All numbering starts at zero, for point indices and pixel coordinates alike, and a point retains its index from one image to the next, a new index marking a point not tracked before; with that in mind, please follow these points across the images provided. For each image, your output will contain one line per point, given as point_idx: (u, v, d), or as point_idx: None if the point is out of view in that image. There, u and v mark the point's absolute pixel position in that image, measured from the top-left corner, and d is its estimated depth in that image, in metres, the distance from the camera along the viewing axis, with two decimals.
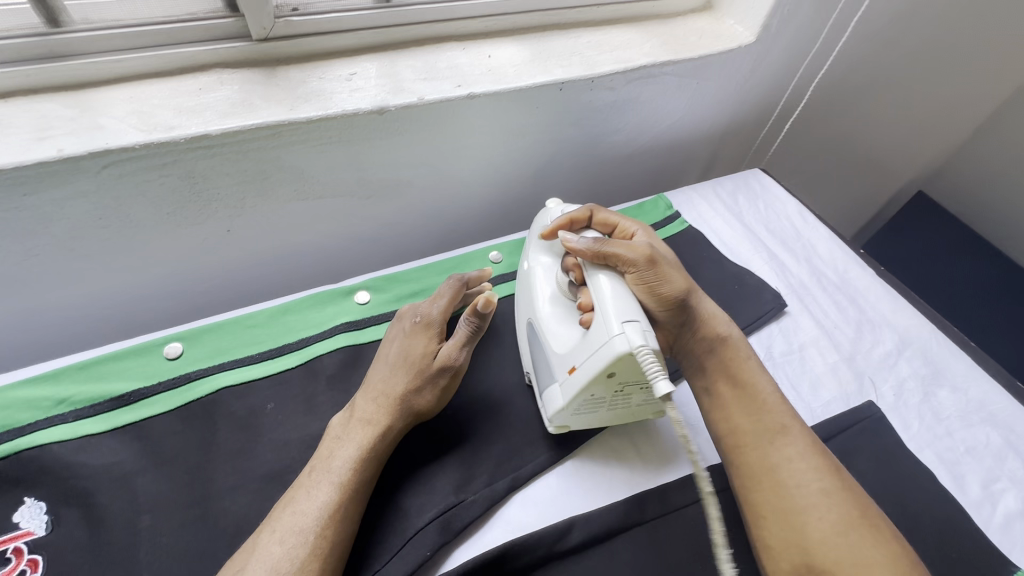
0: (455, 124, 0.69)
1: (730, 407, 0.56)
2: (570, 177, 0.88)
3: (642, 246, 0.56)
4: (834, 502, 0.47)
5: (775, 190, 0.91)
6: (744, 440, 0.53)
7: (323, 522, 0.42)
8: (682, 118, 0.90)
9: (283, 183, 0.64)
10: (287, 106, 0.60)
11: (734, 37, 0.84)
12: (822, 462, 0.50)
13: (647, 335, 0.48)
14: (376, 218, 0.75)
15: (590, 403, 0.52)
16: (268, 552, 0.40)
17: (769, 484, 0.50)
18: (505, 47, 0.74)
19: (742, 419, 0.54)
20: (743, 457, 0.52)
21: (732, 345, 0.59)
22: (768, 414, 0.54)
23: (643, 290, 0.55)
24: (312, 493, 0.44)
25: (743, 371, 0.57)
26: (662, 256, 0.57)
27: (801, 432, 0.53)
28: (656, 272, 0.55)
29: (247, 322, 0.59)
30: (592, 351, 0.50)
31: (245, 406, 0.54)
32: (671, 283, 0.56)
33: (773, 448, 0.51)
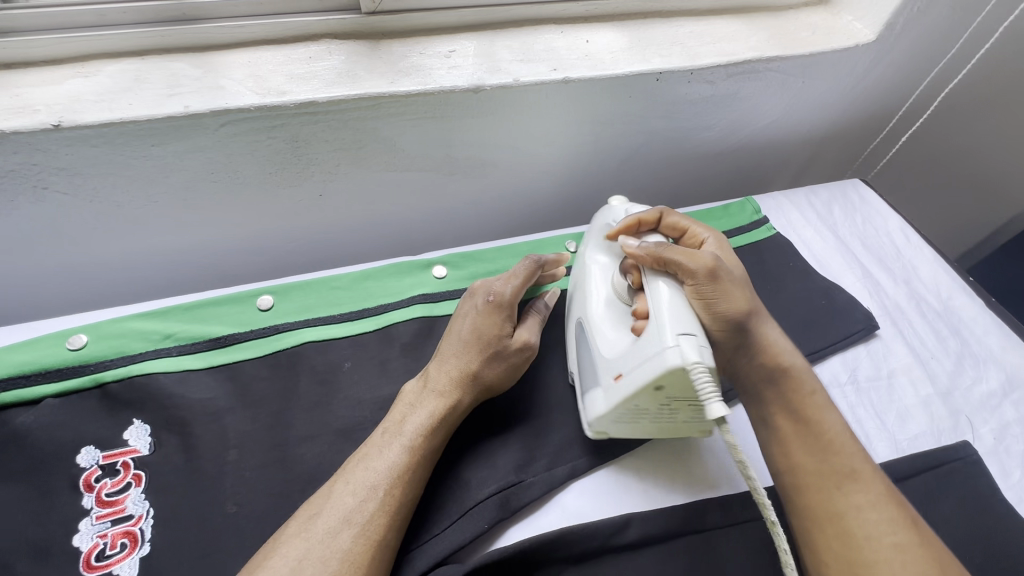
0: (546, 107, 0.69)
1: (790, 441, 0.51)
2: (653, 171, 0.86)
3: (706, 257, 0.51)
4: (909, 560, 0.44)
5: (876, 204, 0.84)
6: (805, 479, 0.50)
7: (394, 481, 0.44)
8: (780, 118, 0.85)
9: (376, 154, 0.67)
10: (389, 79, 0.62)
11: (851, 35, 0.78)
12: (898, 513, 0.46)
13: (703, 351, 0.45)
14: (456, 196, 0.76)
15: (631, 412, 0.50)
16: (343, 501, 0.43)
17: (834, 527, 0.47)
18: (604, 32, 0.72)
19: (805, 456, 0.50)
20: (808, 499, 0.49)
21: (796, 377, 0.53)
22: (840, 456, 0.49)
23: (700, 304, 0.50)
24: (384, 452, 0.46)
25: (811, 407, 0.52)
26: (725, 272, 0.52)
27: (874, 477, 0.49)
28: (717, 287, 0.51)
29: (332, 283, 0.62)
30: (642, 360, 0.47)
31: (325, 362, 0.57)
32: (733, 299, 0.51)
33: (842, 493, 0.48)
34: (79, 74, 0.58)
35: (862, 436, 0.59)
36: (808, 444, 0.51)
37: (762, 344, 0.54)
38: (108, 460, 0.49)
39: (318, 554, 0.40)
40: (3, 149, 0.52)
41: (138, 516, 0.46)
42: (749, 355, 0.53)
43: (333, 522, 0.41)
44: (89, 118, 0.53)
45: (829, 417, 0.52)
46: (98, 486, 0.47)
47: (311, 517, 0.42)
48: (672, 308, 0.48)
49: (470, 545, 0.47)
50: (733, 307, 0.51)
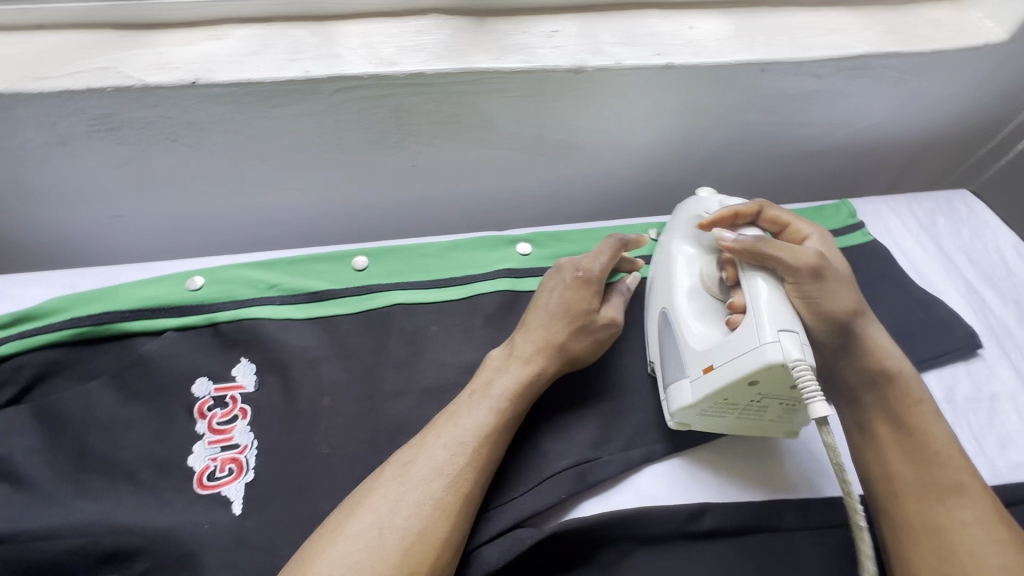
0: (644, 92, 0.68)
1: (889, 450, 0.51)
2: (742, 166, 0.83)
3: (810, 255, 0.50)
4: None
5: (986, 217, 0.78)
6: (903, 491, 0.49)
7: (482, 439, 0.46)
8: (887, 119, 0.80)
9: (472, 129, 0.68)
10: (494, 55, 0.63)
11: (979, 33, 0.72)
12: (1001, 529, 0.46)
13: (804, 349, 0.45)
14: (541, 177, 0.77)
15: (718, 407, 0.49)
16: (434, 452, 0.45)
17: (936, 541, 0.46)
18: (709, 19, 0.71)
19: (905, 467, 0.50)
20: (904, 508, 0.49)
21: (899, 383, 0.53)
22: (941, 468, 0.49)
23: (808, 304, 0.50)
24: (474, 411, 0.48)
25: (915, 416, 0.51)
26: (832, 272, 0.51)
27: (979, 493, 0.48)
28: (822, 287, 0.50)
29: (422, 251, 0.65)
30: (737, 354, 0.46)
31: (413, 324, 0.59)
32: (836, 298, 0.51)
33: (940, 507, 0.47)
34: (213, 37, 0.62)
35: None
36: (910, 453, 0.50)
37: (864, 348, 0.53)
38: (218, 392, 0.53)
39: (411, 499, 0.42)
40: (146, 102, 0.58)
41: (243, 446, 0.50)
42: (852, 356, 0.53)
43: (425, 470, 0.44)
44: (222, 78, 0.58)
45: (935, 430, 0.51)
46: (210, 415, 0.52)
47: (404, 464, 0.44)
48: (776, 304, 0.47)
49: (545, 513, 0.48)
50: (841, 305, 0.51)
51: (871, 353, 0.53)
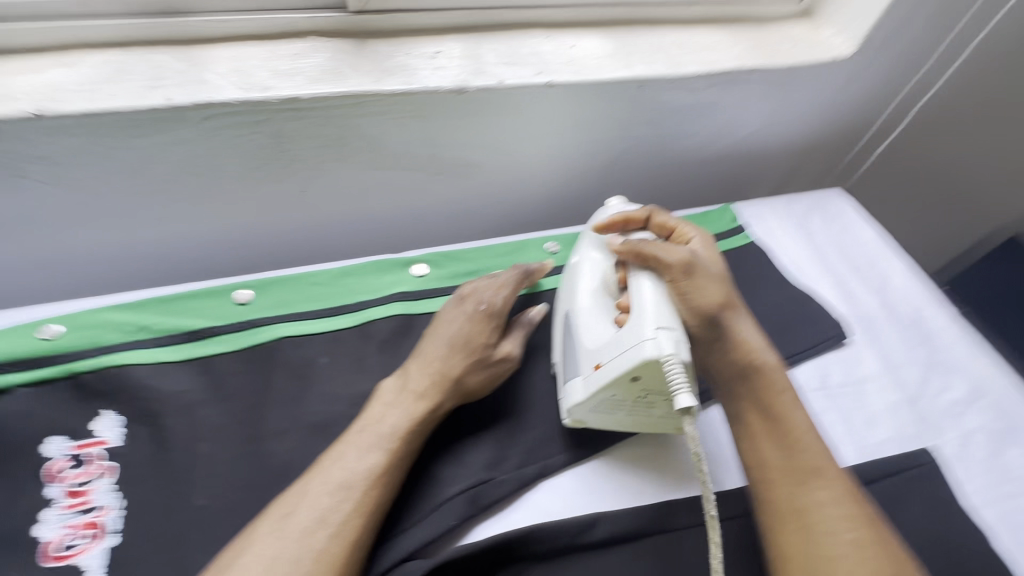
0: (530, 110, 0.69)
1: (760, 437, 0.52)
2: (636, 176, 0.87)
3: (683, 253, 0.54)
4: (868, 559, 0.44)
5: (853, 214, 0.86)
6: (774, 475, 0.50)
7: (369, 480, 0.45)
8: (763, 127, 0.86)
9: (360, 152, 0.67)
10: (374, 78, 0.62)
11: (831, 48, 0.80)
12: (856, 511, 0.47)
13: (679, 345, 0.47)
14: (440, 196, 0.77)
15: (610, 403, 0.51)
16: (315, 499, 0.43)
17: (800, 522, 0.47)
18: (590, 38, 0.73)
19: (773, 451, 0.51)
20: (772, 491, 0.49)
21: (768, 375, 0.53)
22: (802, 453, 0.50)
23: (677, 301, 0.52)
24: (360, 450, 0.47)
25: (780, 404, 0.53)
26: (700, 269, 0.54)
27: (836, 475, 0.49)
28: (689, 283, 0.53)
29: (312, 279, 0.63)
30: (622, 351, 0.49)
31: (301, 357, 0.57)
32: (702, 294, 0.53)
33: (804, 490, 0.48)
34: (62, 64, 0.57)
35: (829, 441, 0.61)
36: (778, 437, 0.51)
37: (735, 341, 0.54)
38: (77, 451, 0.49)
39: (288, 555, 0.41)
40: None
41: (106, 507, 0.46)
42: (722, 348, 0.53)
43: (306, 520, 0.42)
44: (70, 108, 0.53)
45: (797, 413, 0.52)
46: (67, 476, 0.47)
47: (284, 515, 0.43)
48: (654, 302, 0.50)
49: (438, 542, 0.48)
50: (707, 299, 0.53)
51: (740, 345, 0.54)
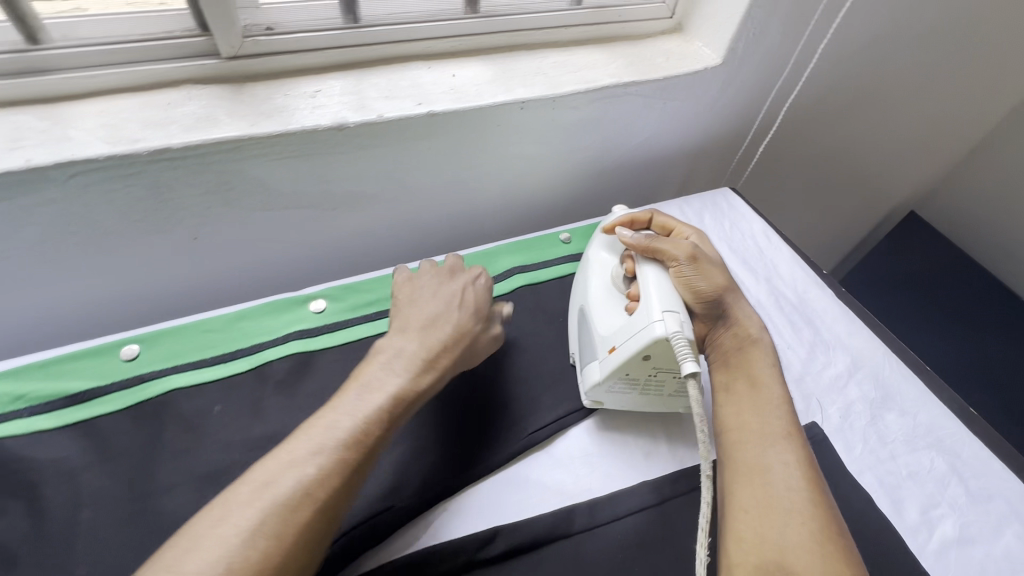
0: (417, 139, 0.71)
1: (741, 402, 0.58)
2: (539, 192, 0.91)
3: (687, 245, 0.64)
4: (818, 513, 0.48)
5: (741, 209, 0.92)
6: (744, 437, 0.55)
7: (353, 450, 0.46)
8: (652, 136, 0.92)
9: (248, 194, 0.67)
10: (250, 121, 0.63)
11: (701, 59, 0.86)
12: (813, 476, 0.51)
13: (683, 325, 0.56)
14: (341, 229, 0.78)
15: (625, 380, 0.59)
16: (298, 462, 0.44)
17: (758, 478, 0.51)
18: (470, 67, 0.77)
19: (750, 418, 0.56)
20: (741, 450, 0.54)
21: (759, 349, 0.62)
22: (775, 419, 0.55)
23: (690, 281, 0.63)
24: (355, 413, 0.48)
25: (759, 375, 0.60)
26: (704, 258, 0.64)
27: (803, 447, 0.53)
28: (696, 268, 0.63)
29: (204, 326, 0.62)
30: (633, 333, 0.57)
31: (193, 407, 0.56)
32: (713, 275, 0.64)
33: (770, 450, 0.52)
34: None
35: None
36: (751, 404, 0.57)
37: (739, 319, 0.64)
38: None
39: (256, 523, 0.40)
40: None
41: None
42: (728, 323, 0.63)
43: (280, 486, 0.42)
44: None
45: (771, 391, 0.58)
46: None
47: (261, 483, 0.42)
48: (659, 289, 0.60)
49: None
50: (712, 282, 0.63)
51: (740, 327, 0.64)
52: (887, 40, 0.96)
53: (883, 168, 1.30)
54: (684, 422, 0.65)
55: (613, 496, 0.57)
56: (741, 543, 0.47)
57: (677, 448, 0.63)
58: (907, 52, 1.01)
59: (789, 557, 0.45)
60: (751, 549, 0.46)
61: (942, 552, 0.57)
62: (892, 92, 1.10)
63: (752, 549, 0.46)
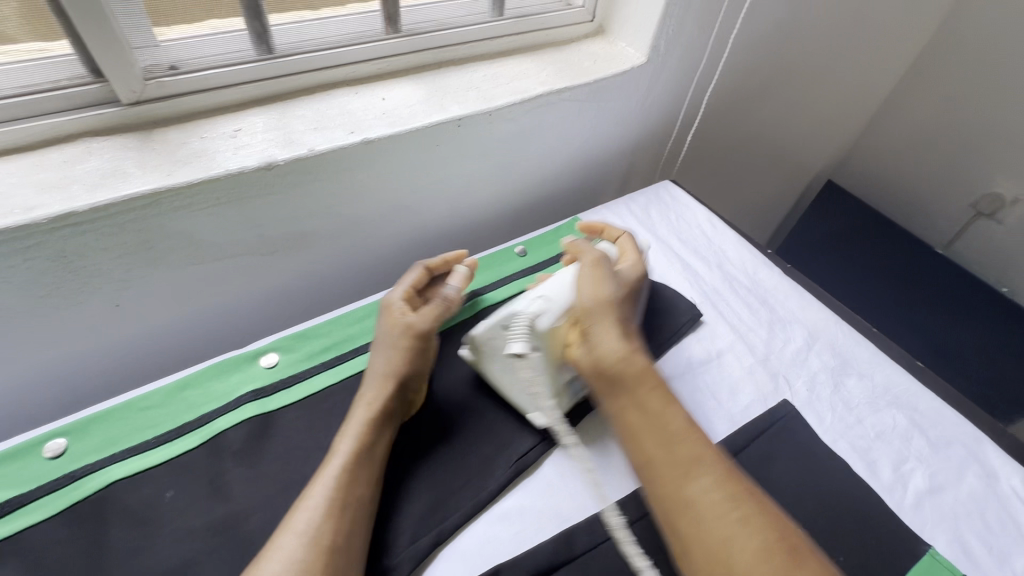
0: (354, 169, 0.68)
1: (642, 433, 0.53)
2: (486, 208, 0.89)
3: (601, 254, 0.65)
4: (754, 528, 0.45)
5: (685, 200, 0.94)
6: (659, 474, 0.51)
7: (336, 488, 0.48)
8: (590, 139, 0.92)
9: (172, 250, 0.61)
10: (166, 171, 0.57)
11: (626, 59, 0.87)
12: (735, 490, 0.48)
13: (545, 311, 0.60)
14: (284, 273, 0.73)
15: (488, 352, 0.62)
16: (304, 518, 0.46)
17: (688, 516, 0.47)
18: (399, 88, 0.74)
19: (655, 449, 0.52)
20: (664, 490, 0.50)
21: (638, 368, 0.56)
22: (682, 444, 0.51)
23: (580, 287, 0.61)
24: (333, 466, 0.50)
25: (653, 399, 0.54)
26: (608, 270, 0.62)
27: (717, 461, 0.50)
28: (591, 273, 0.62)
29: (140, 404, 0.56)
30: (507, 308, 0.62)
31: (141, 498, 0.50)
32: (603, 287, 0.60)
33: (688, 480, 0.49)
34: None
35: (701, 421, 0.65)
36: (652, 434, 0.52)
37: (606, 342, 0.57)
38: None
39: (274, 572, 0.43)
40: None
41: None
42: (598, 344, 0.57)
43: (290, 546, 0.45)
44: None
45: (671, 411, 0.54)
46: None
47: (269, 548, 0.45)
48: (558, 283, 0.63)
49: None
50: (597, 295, 0.59)
51: (605, 349, 0.56)
52: (790, 25, 1.02)
53: (799, 144, 1.39)
54: None
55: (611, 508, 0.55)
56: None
57: None
58: (808, 34, 1.08)
59: None
60: None
61: (918, 504, 0.60)
62: (800, 73, 1.17)
63: None
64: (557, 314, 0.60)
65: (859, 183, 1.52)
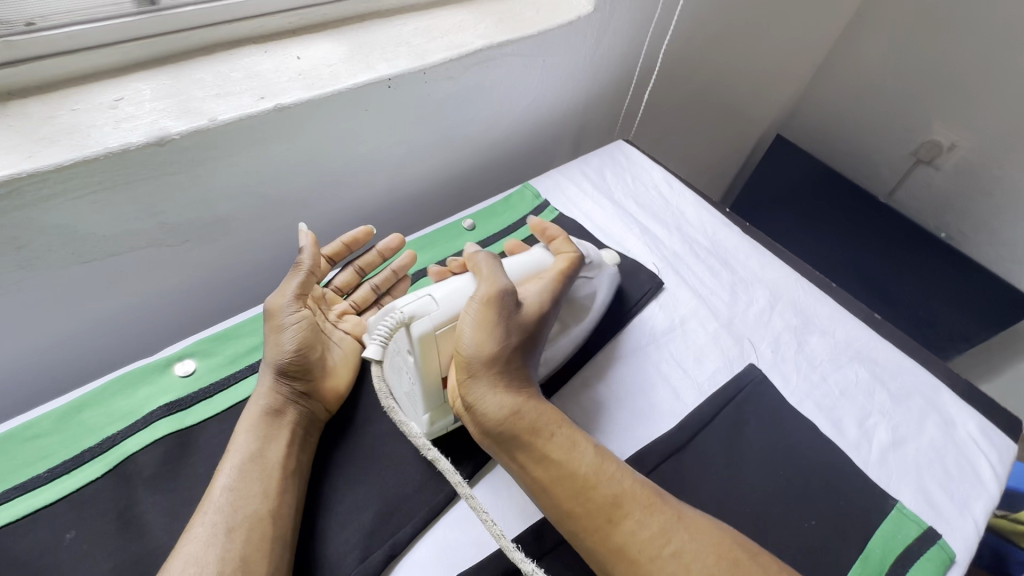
0: (268, 142, 0.59)
1: (550, 488, 0.46)
2: (430, 179, 0.82)
3: (498, 284, 0.52)
4: (691, 559, 0.43)
5: (640, 160, 0.89)
6: (581, 530, 0.45)
7: (225, 510, 0.44)
8: (537, 98, 0.85)
9: (51, 248, 0.51)
10: (27, 152, 0.47)
11: (572, 8, 0.80)
12: (665, 522, 0.44)
13: (418, 307, 0.51)
14: (199, 264, 0.64)
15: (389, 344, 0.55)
16: (186, 552, 0.41)
17: (622, 565, 0.43)
18: (317, 45, 0.65)
19: (570, 504, 0.45)
20: (588, 543, 0.45)
21: (543, 411, 0.49)
22: (597, 490, 0.45)
23: (463, 331, 0.50)
24: (218, 486, 0.45)
25: (556, 448, 0.47)
26: (506, 307, 0.50)
27: (632, 489, 0.46)
28: (480, 314, 0.50)
29: (26, 433, 0.47)
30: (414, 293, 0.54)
31: (33, 544, 0.43)
32: (489, 337, 0.49)
33: (617, 525, 0.44)
34: None
35: (668, 393, 0.62)
36: (565, 487, 0.45)
37: (505, 395, 0.48)
38: None
39: None
40: None
41: None
42: (489, 395, 0.48)
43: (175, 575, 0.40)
44: None
45: (579, 453, 0.47)
46: None
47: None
48: (452, 289, 0.53)
49: None
50: (482, 345, 0.49)
51: (488, 411, 0.48)
52: None
53: (750, 99, 1.36)
54: (633, 393, 0.62)
55: None
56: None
57: (628, 427, 0.59)
58: None
59: None
60: None
61: (883, 459, 0.60)
62: (750, 22, 1.13)
63: None
64: (427, 317, 0.51)
65: (806, 135, 1.52)
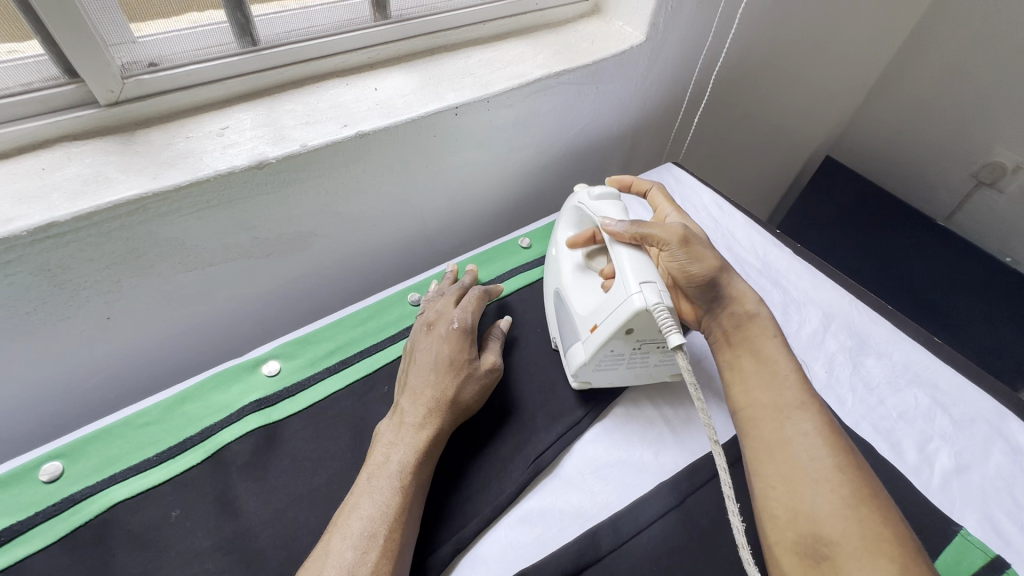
0: (347, 165, 0.65)
1: (751, 378, 0.54)
2: (487, 198, 0.86)
3: (677, 227, 0.58)
4: (845, 477, 0.45)
5: (689, 182, 0.92)
6: (759, 416, 0.51)
7: (392, 521, 0.45)
8: (590, 122, 0.89)
9: (161, 258, 0.58)
10: (151, 174, 0.54)
11: (624, 38, 0.84)
12: (835, 443, 0.47)
13: (663, 294, 0.52)
14: (281, 275, 0.70)
15: (612, 358, 0.56)
16: (352, 549, 0.43)
17: (778, 456, 0.48)
18: (392, 78, 0.71)
19: (762, 391, 0.52)
20: (760, 429, 0.50)
21: (761, 321, 0.57)
22: (788, 390, 0.51)
23: (692, 267, 0.58)
24: (384, 486, 0.47)
25: (760, 345, 0.55)
26: (696, 236, 0.58)
27: (823, 411, 0.49)
28: (688, 251, 0.57)
29: (138, 421, 0.53)
30: (613, 310, 0.53)
31: (144, 520, 0.48)
32: (706, 256, 0.58)
33: (787, 419, 0.49)
34: None
35: (721, 406, 0.63)
36: (763, 377, 0.53)
37: (738, 292, 0.59)
38: None
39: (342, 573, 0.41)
40: None
41: None
42: (731, 298, 0.58)
43: (352, 557, 0.42)
44: None
45: (784, 360, 0.54)
46: None
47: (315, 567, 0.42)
48: (637, 263, 0.55)
49: None
50: (708, 266, 0.58)
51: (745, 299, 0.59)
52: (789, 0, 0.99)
53: (799, 120, 1.36)
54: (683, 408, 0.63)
55: (636, 504, 0.53)
56: (777, 524, 0.45)
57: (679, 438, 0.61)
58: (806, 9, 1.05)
59: (825, 527, 0.42)
60: (787, 527, 0.44)
61: (945, 484, 0.59)
62: (799, 47, 1.14)
63: (786, 524, 0.44)
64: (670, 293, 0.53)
65: (857, 156, 1.50)
